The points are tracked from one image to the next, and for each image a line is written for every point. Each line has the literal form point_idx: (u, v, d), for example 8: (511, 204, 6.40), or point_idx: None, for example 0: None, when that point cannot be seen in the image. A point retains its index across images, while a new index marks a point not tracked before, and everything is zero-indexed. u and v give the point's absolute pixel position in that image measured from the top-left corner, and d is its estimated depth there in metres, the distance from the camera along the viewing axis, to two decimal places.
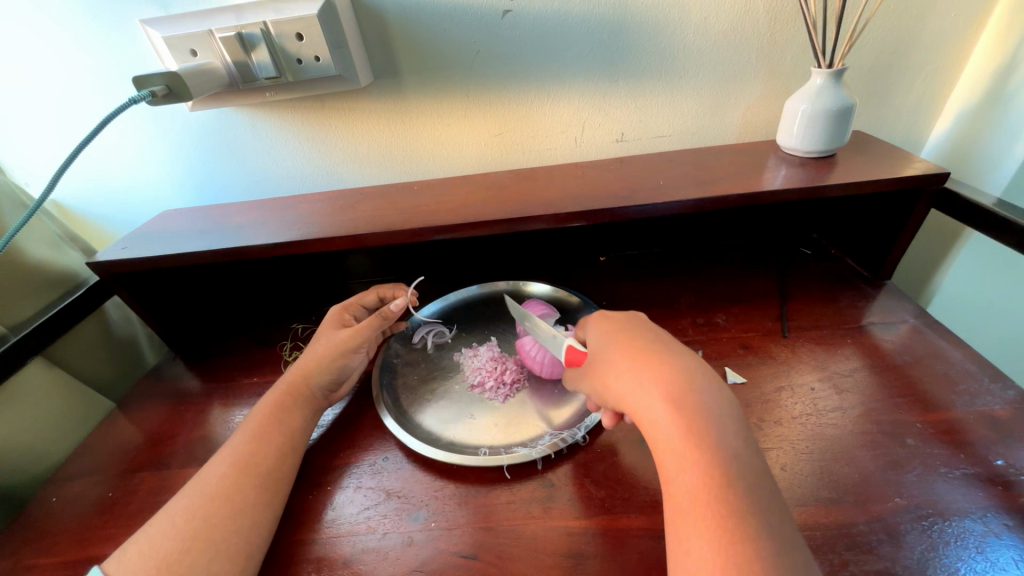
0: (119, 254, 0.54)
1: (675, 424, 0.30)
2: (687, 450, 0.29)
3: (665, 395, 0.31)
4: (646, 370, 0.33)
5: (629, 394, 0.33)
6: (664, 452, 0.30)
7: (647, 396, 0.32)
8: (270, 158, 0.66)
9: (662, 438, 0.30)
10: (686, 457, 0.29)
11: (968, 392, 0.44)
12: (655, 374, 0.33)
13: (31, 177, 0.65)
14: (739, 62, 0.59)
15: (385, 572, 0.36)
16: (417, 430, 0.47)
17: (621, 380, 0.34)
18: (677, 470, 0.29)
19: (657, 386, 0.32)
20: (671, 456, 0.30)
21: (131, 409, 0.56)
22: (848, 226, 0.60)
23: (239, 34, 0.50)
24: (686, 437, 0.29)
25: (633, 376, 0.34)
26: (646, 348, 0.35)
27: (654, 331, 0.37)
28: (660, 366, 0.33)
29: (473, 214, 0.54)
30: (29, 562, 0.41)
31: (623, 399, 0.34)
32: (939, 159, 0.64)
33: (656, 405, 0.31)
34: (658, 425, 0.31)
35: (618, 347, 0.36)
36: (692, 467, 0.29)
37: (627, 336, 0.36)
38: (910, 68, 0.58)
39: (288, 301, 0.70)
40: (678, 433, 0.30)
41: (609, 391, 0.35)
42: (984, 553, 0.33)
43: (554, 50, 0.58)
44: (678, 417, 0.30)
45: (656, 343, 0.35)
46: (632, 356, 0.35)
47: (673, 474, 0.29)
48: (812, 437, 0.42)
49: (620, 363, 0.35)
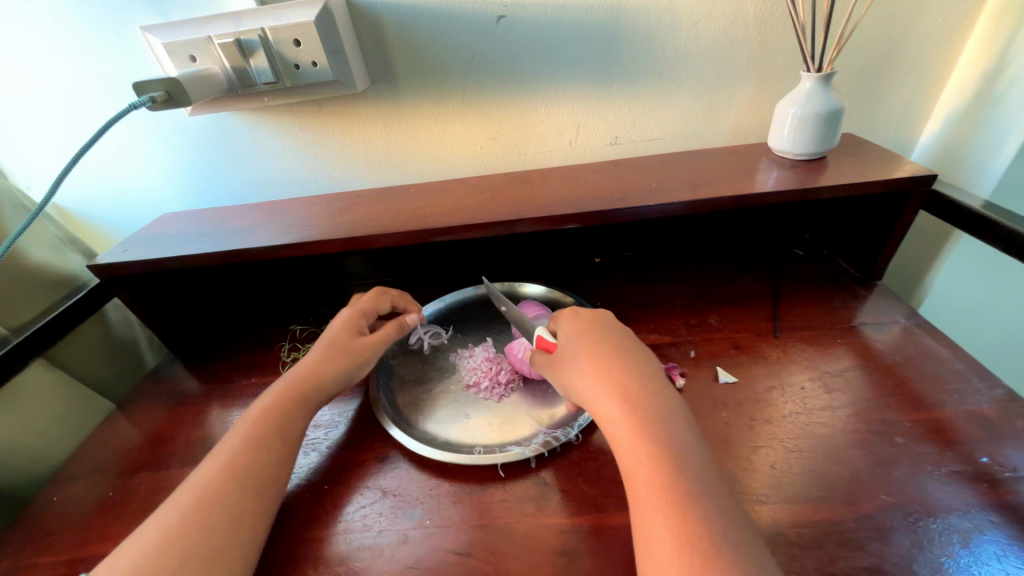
0: (119, 257, 0.55)
1: (633, 420, 0.33)
2: (644, 443, 0.32)
3: (625, 394, 0.35)
4: (609, 372, 0.37)
5: (592, 394, 0.37)
6: (625, 446, 0.33)
7: (609, 395, 0.35)
8: (269, 162, 0.67)
9: (621, 433, 0.34)
10: (643, 450, 0.32)
11: (956, 391, 0.44)
12: (616, 376, 0.36)
13: (33, 181, 0.66)
14: (731, 66, 0.60)
15: (380, 569, 0.36)
16: (411, 430, 0.47)
17: (586, 381, 0.37)
18: (637, 462, 0.32)
19: (618, 385, 0.36)
20: (630, 450, 0.33)
21: (132, 410, 0.57)
22: (840, 227, 0.60)
23: (238, 40, 0.51)
24: (643, 432, 0.33)
25: (597, 376, 0.37)
26: (609, 352, 0.38)
27: (617, 334, 0.41)
28: (621, 369, 0.37)
29: (468, 217, 0.54)
30: (31, 561, 0.42)
31: (586, 399, 0.37)
32: (929, 162, 0.65)
33: (610, 405, 0.35)
34: (613, 423, 0.34)
35: (582, 349, 0.39)
36: (650, 459, 0.31)
37: (593, 340, 0.40)
38: (900, 72, 0.59)
39: (287, 303, 0.70)
40: (635, 427, 0.33)
41: (574, 391, 0.38)
42: (970, 549, 0.34)
43: (549, 54, 0.59)
44: (636, 414, 0.34)
45: (618, 347, 0.39)
46: (594, 358, 0.38)
47: (632, 465, 0.32)
48: (802, 435, 0.42)
49: (585, 365, 0.38)
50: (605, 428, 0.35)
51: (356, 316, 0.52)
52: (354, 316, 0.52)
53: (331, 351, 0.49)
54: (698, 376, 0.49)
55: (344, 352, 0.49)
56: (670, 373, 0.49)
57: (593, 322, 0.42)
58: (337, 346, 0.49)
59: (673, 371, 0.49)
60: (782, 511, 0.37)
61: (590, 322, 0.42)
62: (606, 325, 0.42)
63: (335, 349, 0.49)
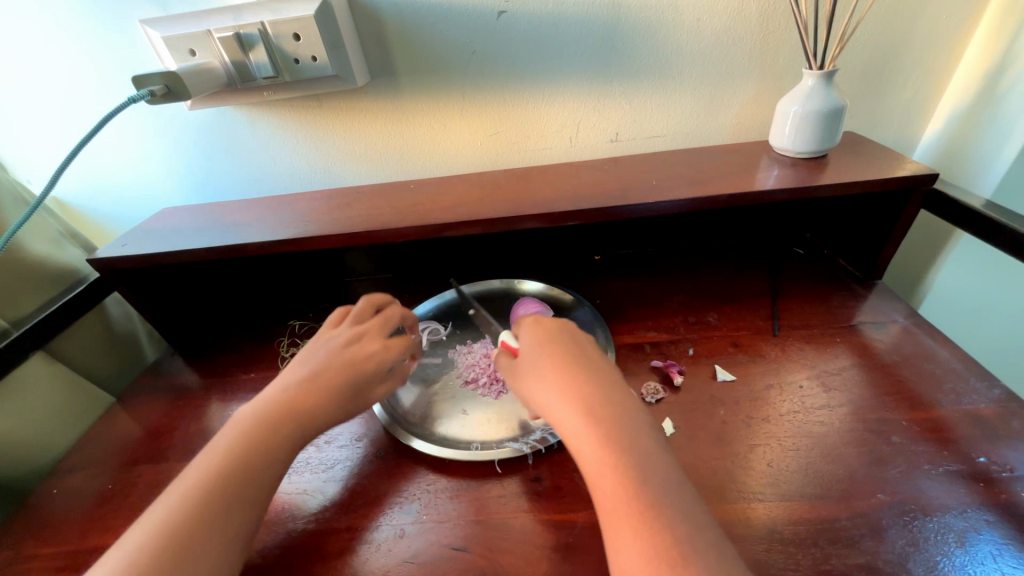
0: (119, 251, 0.55)
1: (600, 440, 0.32)
2: (612, 465, 0.31)
3: (590, 411, 0.33)
4: (573, 387, 0.35)
5: (556, 410, 0.35)
6: (591, 467, 0.32)
7: (574, 412, 0.34)
8: (269, 157, 0.67)
9: (587, 453, 0.32)
10: (612, 471, 0.31)
11: (954, 391, 0.44)
12: (581, 392, 0.34)
13: (32, 174, 0.66)
14: (732, 63, 0.59)
15: (377, 563, 0.37)
16: (427, 434, 0.47)
17: (549, 396, 0.35)
18: (606, 484, 0.31)
19: (583, 402, 0.34)
20: (597, 471, 0.31)
21: (131, 404, 0.57)
22: (840, 226, 0.60)
23: (237, 34, 0.51)
24: (611, 451, 0.31)
25: (561, 391, 0.35)
26: (571, 362, 0.36)
27: (578, 340, 0.39)
28: (585, 383, 0.35)
29: (467, 213, 0.54)
30: (31, 552, 0.42)
31: (549, 415, 0.35)
32: (930, 161, 0.64)
33: (576, 422, 0.33)
34: (580, 440, 0.33)
35: (543, 360, 0.37)
36: (619, 480, 0.30)
37: (556, 349, 0.37)
38: (903, 70, 0.59)
39: (286, 298, 0.70)
40: (602, 447, 0.32)
41: (537, 405, 0.36)
42: (964, 548, 0.34)
43: (550, 50, 0.58)
44: (602, 433, 0.32)
45: (581, 356, 0.37)
46: (557, 370, 0.36)
47: (601, 487, 0.31)
48: (799, 434, 0.42)
49: (547, 378, 0.36)
50: (570, 445, 0.33)
51: (383, 350, 0.44)
52: (383, 351, 0.44)
53: (342, 389, 0.40)
54: (696, 374, 0.49)
55: (355, 396, 0.41)
56: (668, 371, 0.49)
57: (556, 327, 0.39)
58: (349, 386, 0.41)
59: (672, 369, 0.49)
60: (778, 508, 0.37)
61: (552, 327, 0.39)
62: (570, 331, 0.39)
63: (347, 387, 0.41)
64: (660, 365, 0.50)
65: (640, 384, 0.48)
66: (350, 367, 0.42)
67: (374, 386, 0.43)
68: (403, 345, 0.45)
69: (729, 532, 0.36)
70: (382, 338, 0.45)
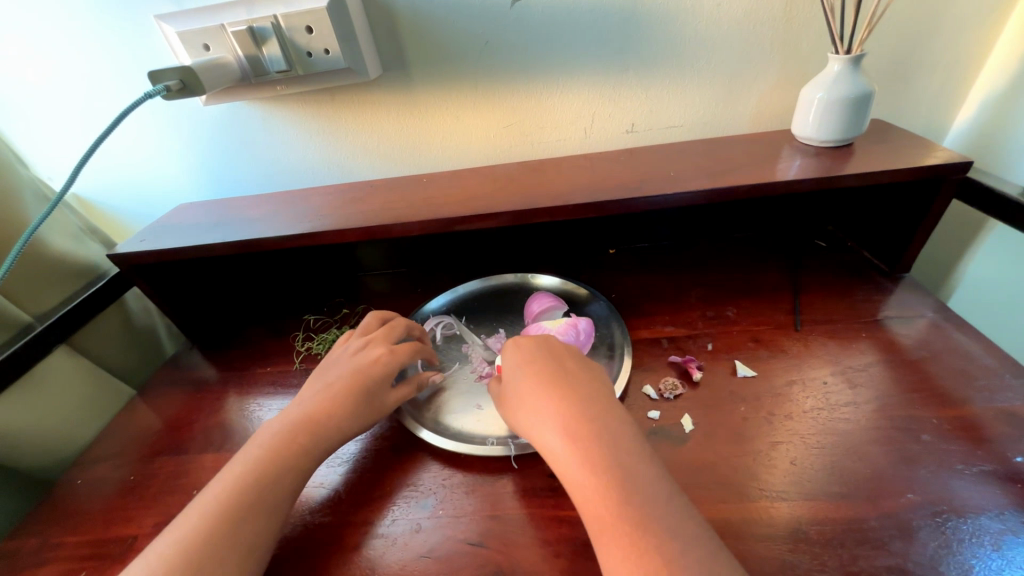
0: (137, 246, 0.55)
1: (578, 452, 0.34)
2: (591, 475, 0.32)
3: (568, 425, 0.35)
4: (551, 404, 0.37)
5: (538, 429, 0.37)
6: (573, 480, 0.33)
7: (553, 428, 0.36)
8: (282, 151, 0.67)
9: (568, 467, 0.34)
10: (592, 482, 0.32)
11: (987, 388, 0.43)
12: (559, 408, 0.36)
13: (53, 171, 0.67)
14: (754, 48, 0.57)
15: (394, 557, 0.37)
16: (434, 425, 0.47)
17: (532, 415, 0.37)
18: (588, 495, 0.32)
19: (562, 420, 0.35)
20: (578, 483, 0.33)
21: (151, 396, 0.58)
22: (865, 217, 0.58)
23: (250, 28, 0.51)
24: (589, 462, 0.33)
25: (541, 410, 0.37)
26: (552, 382, 0.38)
27: (562, 360, 0.40)
28: (563, 398, 0.37)
29: (481, 207, 0.54)
30: (57, 541, 0.43)
31: (532, 433, 0.37)
32: (962, 149, 0.62)
33: (556, 439, 0.35)
34: (560, 456, 0.34)
35: (525, 381, 0.39)
36: (598, 490, 0.31)
37: (537, 369, 0.40)
38: (934, 53, 0.56)
39: (300, 292, 0.71)
40: (580, 459, 0.33)
41: (522, 426, 0.38)
42: (1000, 551, 0.32)
43: (564, 40, 0.57)
44: (580, 445, 0.34)
45: (560, 373, 0.39)
46: (539, 390, 0.38)
47: (583, 499, 0.32)
48: (823, 431, 0.41)
49: (529, 398, 0.38)
50: (552, 462, 0.35)
51: (392, 357, 0.46)
52: (391, 358, 0.46)
53: (357, 398, 0.43)
54: (715, 369, 0.48)
55: (370, 402, 0.43)
56: (687, 366, 0.48)
57: (537, 347, 0.42)
58: (363, 393, 0.43)
59: (690, 364, 0.48)
60: (802, 507, 0.36)
61: (533, 348, 0.42)
62: (551, 349, 0.42)
63: (361, 396, 0.43)
64: (678, 360, 0.49)
65: (658, 379, 0.48)
66: (363, 375, 0.44)
67: (387, 392, 0.45)
68: (410, 351, 0.47)
69: (752, 531, 0.35)
70: (391, 345, 0.47)
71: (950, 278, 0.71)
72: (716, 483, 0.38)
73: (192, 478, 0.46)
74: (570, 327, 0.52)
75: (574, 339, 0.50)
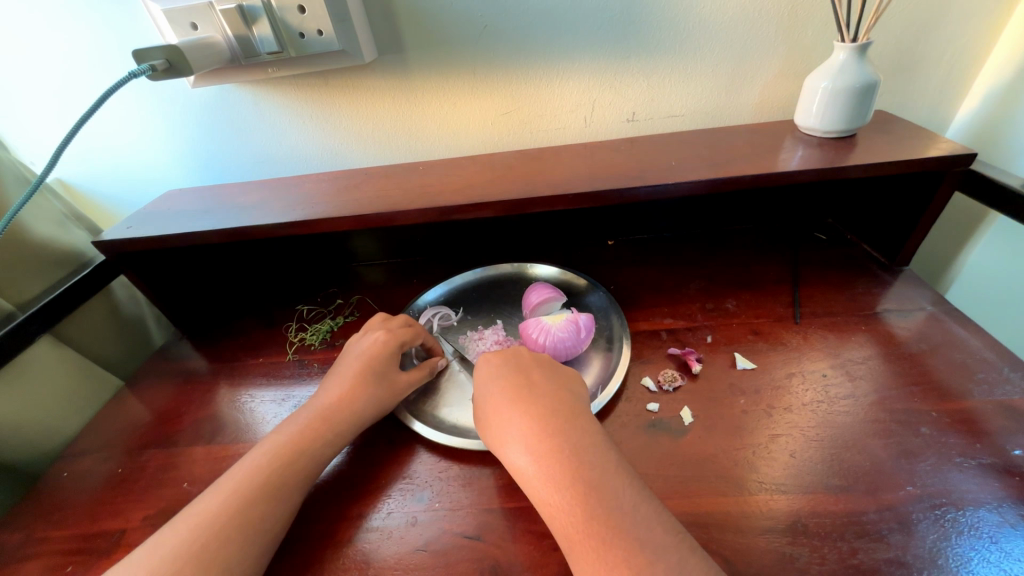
0: (124, 233, 0.54)
1: (541, 470, 0.33)
2: (555, 494, 0.31)
3: (531, 443, 0.34)
4: (515, 420, 0.36)
5: (505, 446, 0.36)
6: (542, 498, 0.32)
7: (519, 445, 0.35)
8: (274, 137, 0.65)
9: (533, 485, 0.33)
10: (557, 500, 0.31)
11: (987, 381, 0.43)
12: (522, 425, 0.35)
13: (35, 155, 0.65)
14: (758, 36, 0.56)
15: (390, 551, 0.36)
16: (428, 418, 0.46)
17: (498, 431, 0.37)
18: (555, 514, 0.31)
19: (528, 437, 0.34)
20: (544, 502, 0.32)
21: (139, 387, 0.56)
22: (865, 210, 0.58)
23: (240, 6, 0.49)
24: (552, 479, 0.32)
25: (506, 428, 0.36)
26: (517, 397, 0.37)
27: (529, 374, 0.39)
28: (526, 414, 0.36)
29: (478, 195, 0.52)
30: (42, 535, 0.42)
31: (500, 450, 0.36)
32: (965, 140, 0.61)
33: (523, 456, 0.34)
34: (527, 474, 0.33)
35: (492, 398, 0.38)
36: (567, 507, 0.31)
37: (502, 384, 0.39)
38: (938, 44, 0.56)
39: (293, 282, 0.69)
40: (544, 477, 0.32)
41: (491, 442, 0.37)
42: (998, 543, 0.32)
43: (564, 25, 0.56)
44: (543, 462, 0.33)
45: (524, 387, 0.38)
46: (507, 406, 0.37)
47: (551, 517, 0.31)
48: (822, 424, 0.41)
49: (494, 415, 0.37)
50: (519, 480, 0.34)
51: (391, 336, 0.47)
52: (389, 337, 0.47)
53: (367, 376, 0.44)
54: (715, 362, 0.48)
55: (381, 379, 0.45)
56: (686, 359, 0.48)
57: (502, 361, 0.41)
58: (373, 372, 0.45)
59: (690, 357, 0.48)
60: (800, 501, 0.36)
61: (501, 361, 0.41)
62: (518, 361, 0.41)
63: (371, 375, 0.44)
64: (677, 353, 0.49)
65: (657, 371, 0.47)
66: (372, 361, 0.45)
67: (398, 370, 0.46)
68: (410, 332, 0.49)
69: (751, 524, 0.35)
70: (388, 327, 0.49)
71: (949, 271, 0.71)
72: (715, 476, 0.38)
73: (182, 471, 0.45)
74: (570, 323, 0.49)
75: (572, 336, 0.48)
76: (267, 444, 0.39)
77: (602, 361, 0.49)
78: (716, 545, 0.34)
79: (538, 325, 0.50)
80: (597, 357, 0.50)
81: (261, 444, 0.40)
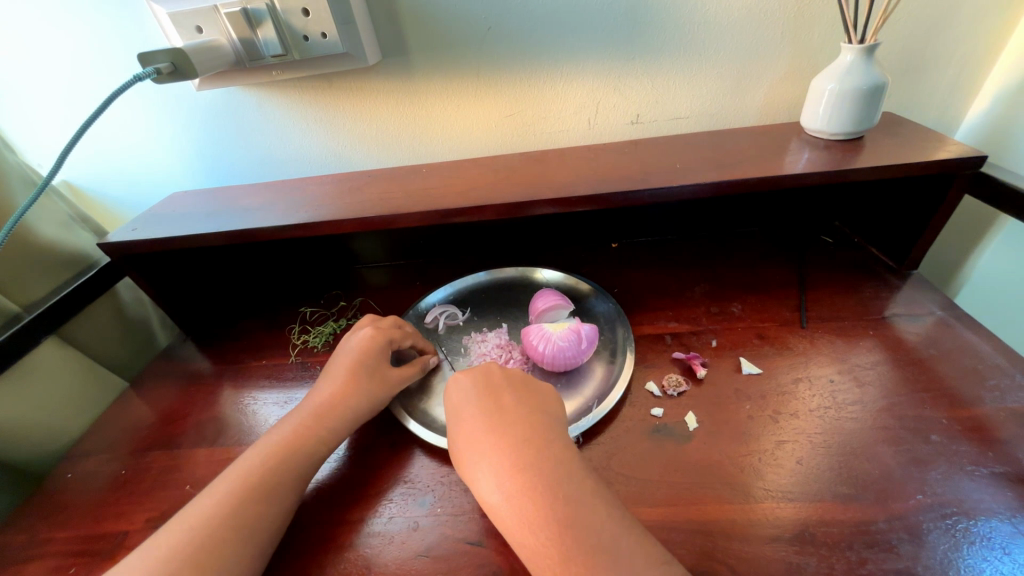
0: (129, 235, 0.54)
1: (514, 507, 0.32)
2: (530, 534, 0.31)
3: (503, 478, 0.33)
4: (488, 453, 0.35)
5: (479, 480, 0.35)
6: (515, 535, 0.31)
7: (493, 481, 0.34)
8: (279, 139, 0.65)
9: (507, 522, 0.32)
10: (532, 541, 0.31)
11: (999, 388, 0.42)
12: (496, 459, 0.35)
13: (42, 158, 0.66)
14: (763, 37, 0.56)
15: (389, 556, 0.36)
16: (423, 419, 0.46)
17: (472, 463, 0.36)
18: (531, 555, 0.30)
19: (502, 471, 0.34)
20: (519, 542, 0.31)
21: (144, 389, 0.56)
22: (872, 213, 0.57)
23: (245, 9, 0.49)
24: (527, 518, 0.31)
25: (479, 461, 0.35)
26: (490, 427, 0.36)
27: (506, 400, 0.38)
28: (501, 445, 0.35)
29: (481, 198, 0.52)
30: (46, 536, 0.42)
31: (473, 484, 0.35)
32: (974, 142, 0.61)
33: (495, 491, 0.33)
34: (499, 510, 0.33)
35: (469, 426, 0.38)
36: (543, 548, 0.30)
37: (473, 412, 0.38)
38: (948, 45, 0.55)
39: (296, 283, 0.70)
40: (518, 515, 0.32)
41: (464, 474, 0.37)
42: (1010, 555, 0.32)
43: (568, 28, 0.55)
44: (517, 500, 0.32)
45: (495, 414, 0.37)
46: (485, 433, 0.36)
47: (529, 559, 0.31)
48: (829, 430, 0.40)
49: (467, 446, 0.37)
50: (493, 516, 0.33)
51: (379, 333, 0.47)
52: (377, 333, 0.47)
53: (359, 373, 0.44)
54: (719, 366, 0.47)
55: (374, 374, 0.45)
56: (690, 363, 0.47)
57: (472, 384, 0.40)
58: (365, 367, 0.45)
59: (694, 361, 0.47)
60: (808, 509, 0.35)
61: (474, 380, 0.41)
62: (487, 382, 0.40)
63: (364, 370, 0.45)
64: (682, 357, 0.48)
65: (661, 376, 0.47)
66: (363, 364, 0.45)
67: (391, 367, 0.46)
68: (398, 329, 0.49)
69: (757, 532, 0.34)
70: (376, 324, 0.49)
71: (958, 275, 0.70)
72: (720, 482, 0.37)
73: (185, 474, 0.45)
74: (571, 332, 0.49)
75: (572, 347, 0.48)
76: (260, 443, 0.39)
77: (603, 372, 0.49)
78: (721, 554, 0.33)
79: (539, 332, 0.49)
80: (600, 366, 0.49)
81: (256, 445, 0.39)
